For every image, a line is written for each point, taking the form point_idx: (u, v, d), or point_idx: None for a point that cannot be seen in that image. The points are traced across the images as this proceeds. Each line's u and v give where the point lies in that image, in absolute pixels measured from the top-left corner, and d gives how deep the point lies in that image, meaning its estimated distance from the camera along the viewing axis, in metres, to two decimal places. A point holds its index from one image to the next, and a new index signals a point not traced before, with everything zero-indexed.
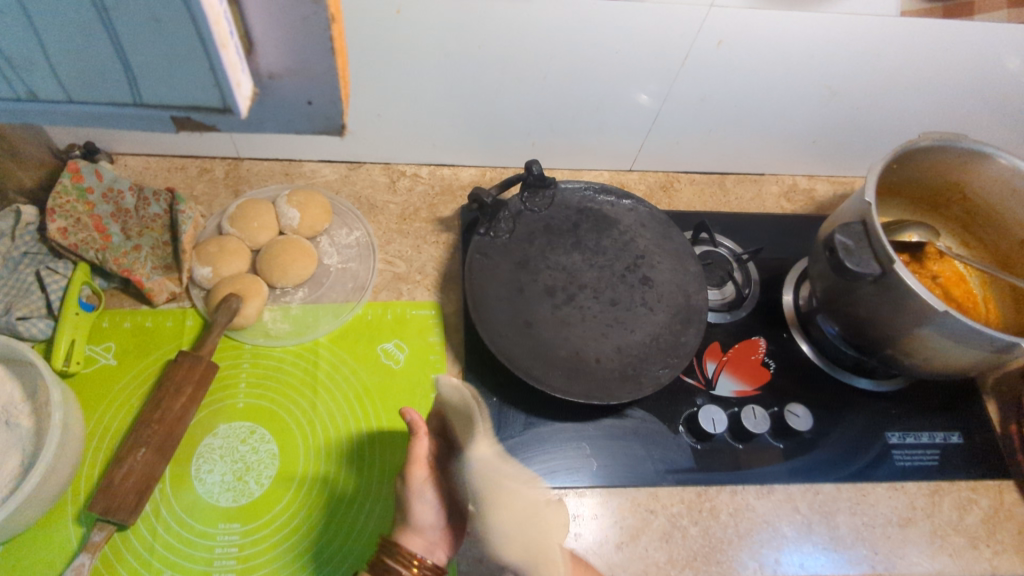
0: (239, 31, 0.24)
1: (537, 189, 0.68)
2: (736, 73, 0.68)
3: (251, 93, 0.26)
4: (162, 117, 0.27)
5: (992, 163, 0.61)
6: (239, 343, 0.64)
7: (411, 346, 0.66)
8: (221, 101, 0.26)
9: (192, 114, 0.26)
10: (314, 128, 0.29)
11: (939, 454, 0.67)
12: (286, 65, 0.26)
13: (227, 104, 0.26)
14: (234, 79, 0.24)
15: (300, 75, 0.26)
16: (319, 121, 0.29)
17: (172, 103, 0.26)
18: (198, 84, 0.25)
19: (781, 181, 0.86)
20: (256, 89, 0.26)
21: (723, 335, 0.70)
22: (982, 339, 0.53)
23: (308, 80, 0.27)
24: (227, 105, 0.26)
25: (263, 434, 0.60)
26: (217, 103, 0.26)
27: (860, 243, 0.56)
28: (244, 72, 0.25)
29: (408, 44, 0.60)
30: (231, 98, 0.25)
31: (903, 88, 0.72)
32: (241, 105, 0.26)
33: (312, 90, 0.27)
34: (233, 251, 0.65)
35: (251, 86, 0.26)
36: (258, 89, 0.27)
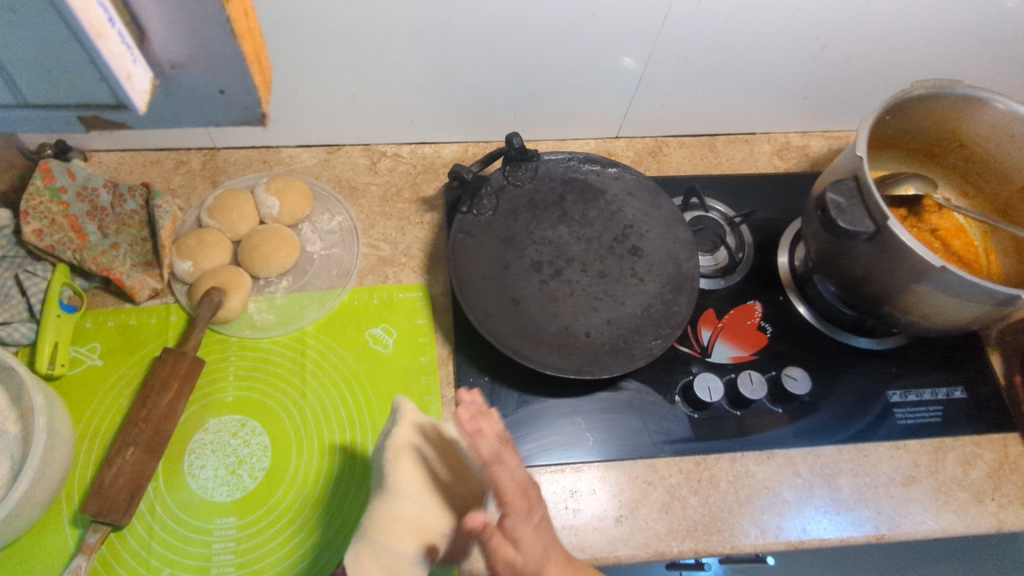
0: (124, 19, 0.23)
1: (519, 162, 0.66)
2: (719, 29, 0.66)
3: (149, 87, 0.25)
4: (59, 117, 0.27)
5: (989, 109, 0.59)
6: (225, 336, 0.63)
7: (400, 330, 0.65)
8: (114, 98, 0.25)
9: (87, 111, 0.26)
10: (233, 119, 0.29)
11: (942, 410, 0.66)
12: (185, 52, 0.25)
13: (119, 100, 0.25)
14: (121, 71, 0.24)
15: (204, 63, 0.25)
16: (237, 111, 0.28)
17: (61, 102, 0.26)
18: (84, 82, 0.24)
19: (773, 139, 0.84)
20: (157, 80, 0.26)
21: (717, 301, 0.69)
22: (982, 293, 0.51)
23: (217, 68, 0.26)
24: (120, 101, 0.25)
25: (254, 426, 0.59)
26: (109, 99, 0.25)
27: (852, 200, 0.55)
28: (137, 67, 0.24)
29: (375, 19, 0.58)
30: (122, 93, 0.24)
31: (896, 34, 0.69)
32: (135, 100, 0.25)
33: (221, 79, 0.26)
34: (213, 244, 0.64)
35: (149, 79, 0.25)
36: (160, 80, 0.26)
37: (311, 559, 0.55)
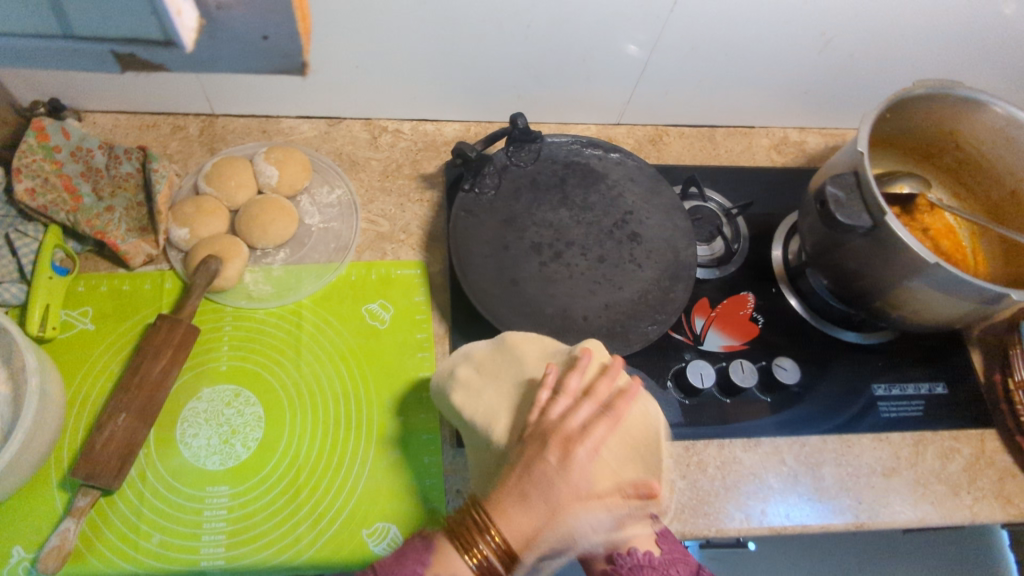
0: None
1: (522, 143, 0.66)
2: (725, 21, 0.66)
3: (195, 26, 0.28)
4: (102, 53, 0.29)
5: (987, 112, 0.60)
6: (220, 306, 0.62)
7: (397, 306, 0.65)
8: (164, 34, 0.27)
9: (132, 48, 0.28)
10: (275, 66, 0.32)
11: (924, 404, 0.67)
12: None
13: (166, 36, 0.27)
14: (171, 5, 0.26)
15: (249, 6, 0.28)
16: (278, 58, 0.32)
17: (107, 34, 0.28)
18: (133, 16, 0.27)
19: (771, 134, 0.84)
20: (202, 20, 0.28)
21: (711, 291, 0.70)
22: (971, 290, 0.53)
23: (265, 13, 0.29)
24: (167, 37, 0.27)
25: (248, 397, 0.59)
26: (156, 35, 0.27)
27: (851, 195, 0.55)
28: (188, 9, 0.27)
29: None
30: (171, 28, 0.27)
31: (899, 34, 0.70)
32: (183, 37, 0.27)
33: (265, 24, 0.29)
34: (210, 211, 0.63)
35: (196, 19, 0.27)
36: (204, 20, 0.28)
37: (304, 529, 0.55)
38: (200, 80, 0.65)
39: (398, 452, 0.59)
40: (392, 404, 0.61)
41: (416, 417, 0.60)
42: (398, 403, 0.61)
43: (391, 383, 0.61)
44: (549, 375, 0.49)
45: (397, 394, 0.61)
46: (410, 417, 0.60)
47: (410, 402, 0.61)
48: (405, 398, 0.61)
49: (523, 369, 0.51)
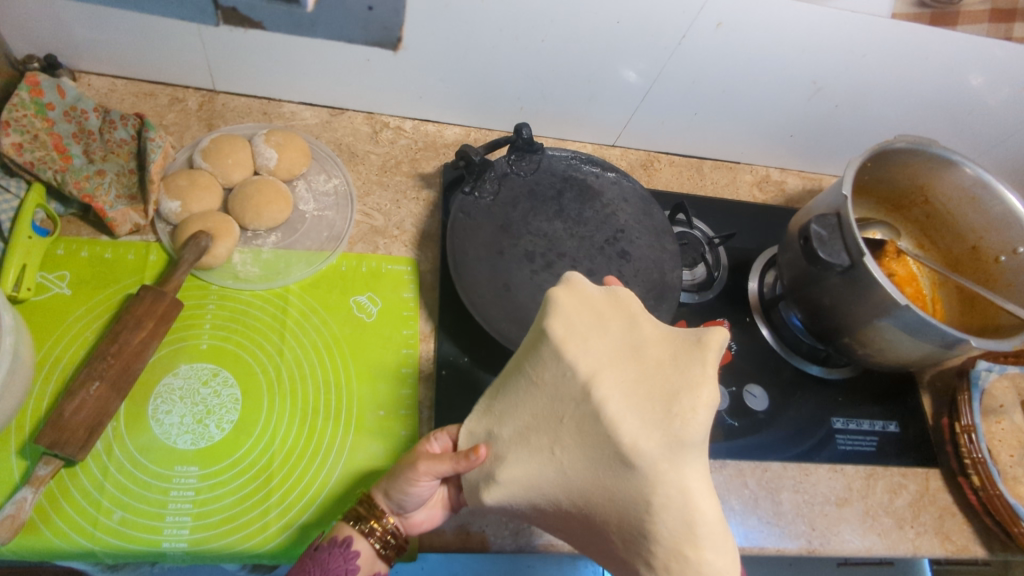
0: None
1: (524, 153, 0.67)
2: (727, 58, 0.69)
3: None
4: None
5: (957, 172, 0.64)
6: (205, 283, 0.61)
7: (385, 301, 0.65)
8: None
9: None
10: None
11: (877, 441, 0.71)
12: None
13: None
14: None
15: None
16: None
17: None
18: None
19: (754, 171, 0.88)
20: None
21: (690, 315, 0.72)
22: (935, 333, 0.56)
23: None
24: None
25: (226, 377, 0.58)
26: None
27: (832, 234, 0.59)
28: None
29: None
30: None
31: (883, 89, 0.75)
32: None
33: None
34: (204, 186, 0.63)
35: None
36: None
37: (272, 517, 0.54)
38: (208, 54, 0.65)
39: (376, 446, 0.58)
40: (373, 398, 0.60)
41: (395, 412, 0.60)
42: (379, 397, 0.60)
43: (374, 376, 0.61)
44: (675, 358, 0.41)
45: (379, 388, 0.61)
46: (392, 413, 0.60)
47: (393, 398, 0.61)
48: (386, 393, 0.61)
49: (638, 330, 0.43)
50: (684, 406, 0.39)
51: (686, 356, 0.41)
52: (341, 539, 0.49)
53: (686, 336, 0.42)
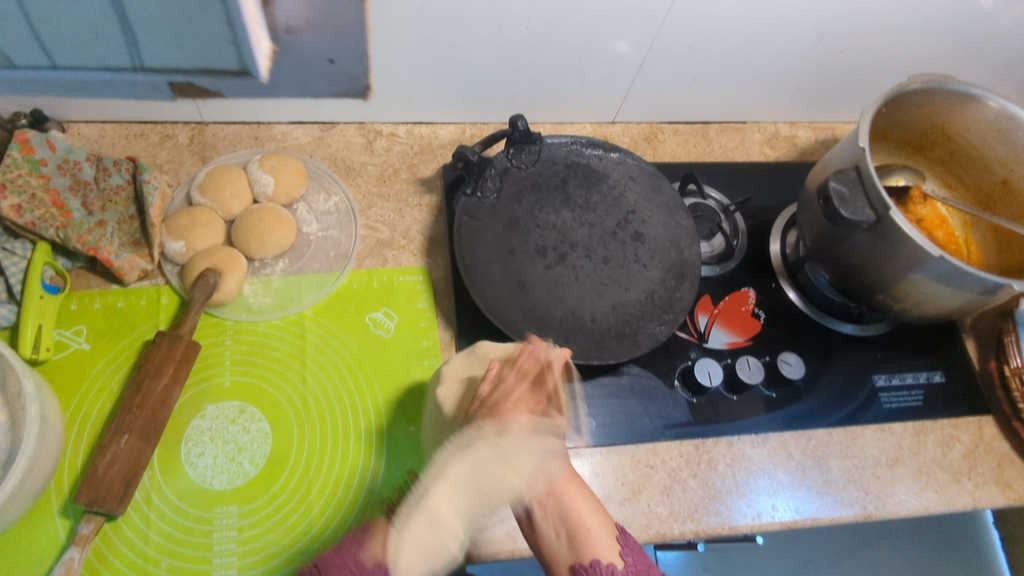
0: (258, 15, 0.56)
1: (522, 145, 0.65)
2: (719, 17, 0.66)
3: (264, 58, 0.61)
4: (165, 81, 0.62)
5: (978, 106, 0.61)
6: (220, 319, 0.61)
7: (401, 314, 0.64)
8: (238, 63, 0.60)
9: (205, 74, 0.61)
10: (340, 89, 0.67)
11: (923, 394, 0.68)
12: (305, 24, 0.57)
13: (241, 63, 0.60)
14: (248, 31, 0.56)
15: (312, 30, 0.58)
16: (343, 83, 0.66)
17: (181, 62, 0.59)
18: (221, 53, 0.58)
19: (763, 128, 0.85)
20: (274, 43, 0.59)
21: (713, 287, 0.70)
22: (974, 281, 0.53)
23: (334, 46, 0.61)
24: (241, 64, 0.60)
25: (254, 412, 0.58)
26: (232, 62, 0.60)
27: (854, 190, 0.56)
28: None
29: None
30: (248, 59, 0.60)
31: (888, 25, 0.71)
32: (257, 61, 0.60)
33: (334, 54, 0.62)
34: (206, 222, 0.62)
35: (268, 45, 0.59)
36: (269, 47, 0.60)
37: (315, 547, 0.54)
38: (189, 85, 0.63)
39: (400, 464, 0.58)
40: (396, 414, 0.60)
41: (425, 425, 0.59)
42: (405, 413, 0.60)
43: (400, 392, 0.61)
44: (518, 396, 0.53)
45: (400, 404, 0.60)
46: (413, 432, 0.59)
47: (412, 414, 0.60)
48: (413, 407, 0.60)
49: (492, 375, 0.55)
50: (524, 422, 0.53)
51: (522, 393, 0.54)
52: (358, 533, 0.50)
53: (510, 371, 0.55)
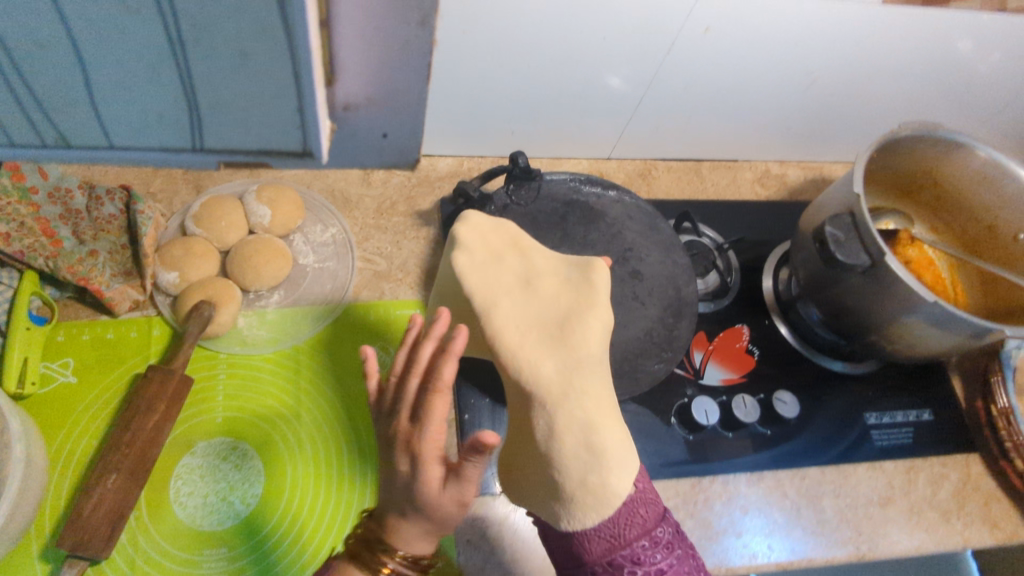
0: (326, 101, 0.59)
1: (522, 181, 0.65)
2: (717, 62, 0.67)
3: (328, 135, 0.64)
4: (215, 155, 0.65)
5: (967, 153, 0.63)
6: (213, 352, 0.60)
7: (398, 349, 0.63)
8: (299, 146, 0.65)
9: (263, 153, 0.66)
10: (391, 163, 0.71)
11: (913, 432, 0.69)
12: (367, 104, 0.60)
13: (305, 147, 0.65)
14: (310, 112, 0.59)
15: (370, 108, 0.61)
16: (395, 158, 0.70)
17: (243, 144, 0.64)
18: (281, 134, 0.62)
19: (754, 167, 0.86)
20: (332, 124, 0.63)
21: (708, 324, 0.70)
22: (964, 325, 0.54)
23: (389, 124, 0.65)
24: (304, 148, 0.65)
25: (246, 449, 0.56)
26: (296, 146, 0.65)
27: (849, 234, 0.57)
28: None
29: None
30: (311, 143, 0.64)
31: (876, 72, 0.73)
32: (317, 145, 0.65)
33: (389, 132, 0.66)
34: (201, 253, 0.61)
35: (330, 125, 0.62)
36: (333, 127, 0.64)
37: None
38: None
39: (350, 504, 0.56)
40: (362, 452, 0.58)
41: None
42: None
43: None
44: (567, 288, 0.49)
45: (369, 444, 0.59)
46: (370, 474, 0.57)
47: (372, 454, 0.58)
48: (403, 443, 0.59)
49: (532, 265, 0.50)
50: (577, 326, 0.46)
51: (575, 290, 0.48)
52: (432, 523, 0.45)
53: (572, 276, 0.49)
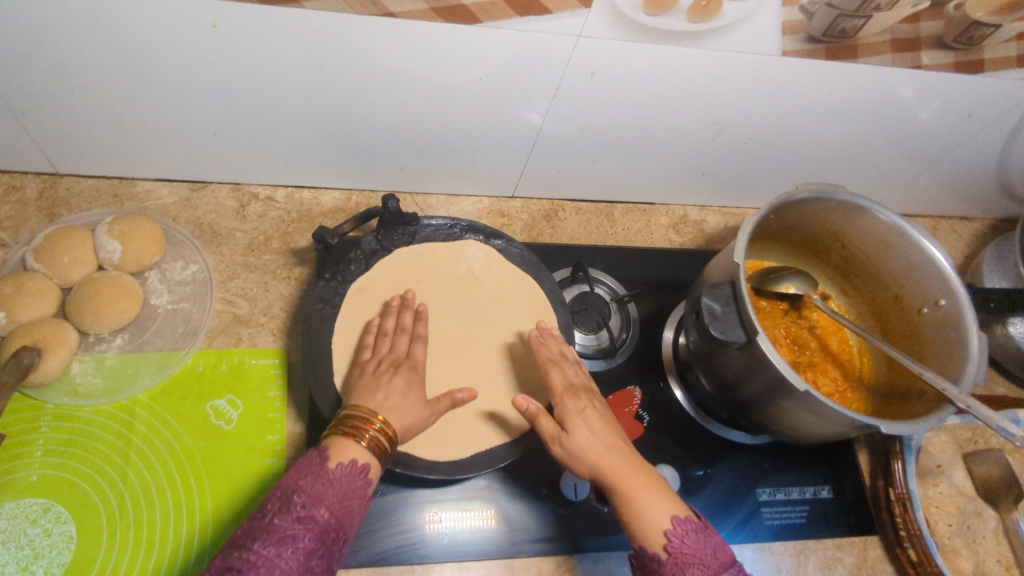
0: None
1: (394, 226, 0.62)
2: (610, 106, 0.63)
3: None
4: None
5: (868, 216, 0.58)
6: (39, 402, 0.56)
7: (248, 403, 0.59)
8: None
9: None
10: None
11: (808, 510, 0.65)
12: None
13: None
14: None
15: None
16: None
17: None
18: None
19: (671, 211, 0.83)
20: None
21: (597, 385, 0.66)
22: (841, 418, 0.50)
23: None
24: None
25: (59, 513, 0.52)
26: None
27: (727, 308, 0.53)
28: None
29: (218, 63, 0.52)
30: None
31: (790, 123, 0.69)
32: None
33: None
34: (35, 291, 0.56)
35: None
36: None
37: None
38: (31, 134, 0.59)
39: (175, 558, 0.52)
40: (217, 497, 0.55)
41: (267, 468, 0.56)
42: (236, 453, 0.56)
43: (236, 446, 0.57)
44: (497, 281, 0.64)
45: (222, 498, 0.55)
46: (218, 528, 0.53)
47: (230, 505, 0.54)
48: (244, 449, 0.57)
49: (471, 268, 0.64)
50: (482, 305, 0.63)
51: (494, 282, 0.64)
52: (360, 466, 0.44)
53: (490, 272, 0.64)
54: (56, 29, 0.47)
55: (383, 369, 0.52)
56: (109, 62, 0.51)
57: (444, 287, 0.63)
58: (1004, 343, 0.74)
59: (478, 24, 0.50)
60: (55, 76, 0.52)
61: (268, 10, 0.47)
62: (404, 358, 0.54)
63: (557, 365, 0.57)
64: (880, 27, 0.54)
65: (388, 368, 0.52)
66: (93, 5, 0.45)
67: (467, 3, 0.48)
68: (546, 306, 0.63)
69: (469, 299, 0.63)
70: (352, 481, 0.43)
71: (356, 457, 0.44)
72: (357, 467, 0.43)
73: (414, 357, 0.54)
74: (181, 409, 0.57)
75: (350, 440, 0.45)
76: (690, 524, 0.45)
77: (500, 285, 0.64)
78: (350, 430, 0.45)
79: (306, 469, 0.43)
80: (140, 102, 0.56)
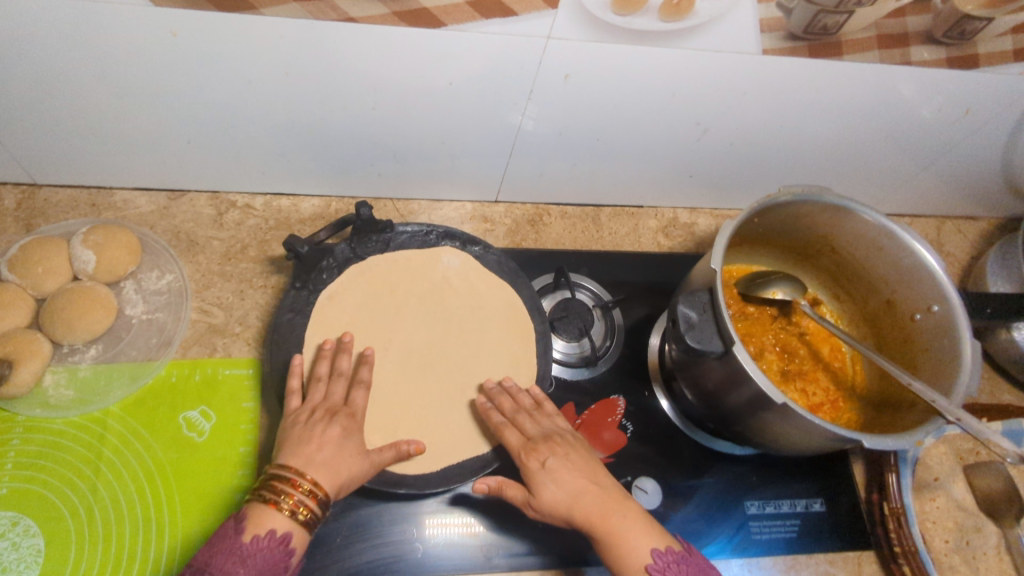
0: None
1: (368, 234, 0.61)
2: (588, 107, 0.61)
3: None
4: None
5: (856, 218, 0.56)
6: (11, 414, 0.56)
7: (221, 414, 0.58)
8: None
9: None
10: None
11: (798, 524, 0.63)
12: None
13: None
14: None
15: None
16: None
17: None
18: None
19: (660, 214, 0.81)
20: None
21: (578, 394, 0.65)
22: (824, 432, 0.48)
23: None
24: None
25: (28, 526, 0.52)
26: None
27: (704, 316, 0.51)
28: None
29: (181, 72, 0.51)
30: None
31: (778, 124, 0.67)
32: None
33: None
34: (8, 303, 0.56)
35: None
36: None
37: None
38: (4, 146, 0.59)
39: (143, 572, 0.51)
40: (185, 510, 0.54)
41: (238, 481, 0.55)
42: (207, 466, 0.56)
43: (207, 459, 0.56)
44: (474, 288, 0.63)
45: (191, 511, 0.54)
46: (185, 542, 0.53)
47: (200, 518, 0.54)
48: (215, 461, 0.56)
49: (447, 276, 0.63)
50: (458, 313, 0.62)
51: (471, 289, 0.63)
52: (279, 534, 0.42)
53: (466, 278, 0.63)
54: (12, 41, 0.46)
55: (317, 418, 0.50)
56: (70, 73, 0.50)
57: (420, 295, 0.62)
58: (1008, 348, 0.71)
59: (442, 27, 0.49)
60: (19, 89, 0.51)
61: (225, 17, 0.46)
62: (341, 407, 0.52)
63: (511, 421, 0.54)
64: (863, 22, 0.52)
65: (323, 417, 0.50)
66: (46, 16, 0.44)
67: (430, 5, 0.47)
68: (521, 313, 0.62)
69: (445, 306, 0.62)
70: (271, 549, 0.42)
71: (274, 526, 0.42)
72: (273, 536, 0.42)
73: (352, 405, 0.52)
74: (153, 420, 0.57)
75: (272, 507, 0.43)
76: (672, 555, 0.44)
77: (476, 292, 0.63)
78: (270, 498, 0.43)
79: (222, 540, 0.42)
80: (108, 112, 0.56)
